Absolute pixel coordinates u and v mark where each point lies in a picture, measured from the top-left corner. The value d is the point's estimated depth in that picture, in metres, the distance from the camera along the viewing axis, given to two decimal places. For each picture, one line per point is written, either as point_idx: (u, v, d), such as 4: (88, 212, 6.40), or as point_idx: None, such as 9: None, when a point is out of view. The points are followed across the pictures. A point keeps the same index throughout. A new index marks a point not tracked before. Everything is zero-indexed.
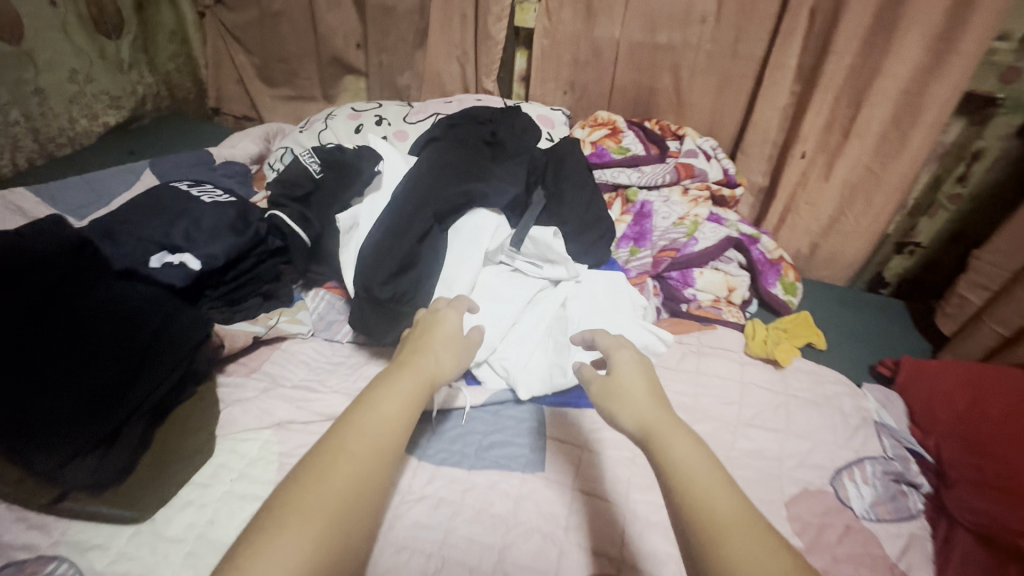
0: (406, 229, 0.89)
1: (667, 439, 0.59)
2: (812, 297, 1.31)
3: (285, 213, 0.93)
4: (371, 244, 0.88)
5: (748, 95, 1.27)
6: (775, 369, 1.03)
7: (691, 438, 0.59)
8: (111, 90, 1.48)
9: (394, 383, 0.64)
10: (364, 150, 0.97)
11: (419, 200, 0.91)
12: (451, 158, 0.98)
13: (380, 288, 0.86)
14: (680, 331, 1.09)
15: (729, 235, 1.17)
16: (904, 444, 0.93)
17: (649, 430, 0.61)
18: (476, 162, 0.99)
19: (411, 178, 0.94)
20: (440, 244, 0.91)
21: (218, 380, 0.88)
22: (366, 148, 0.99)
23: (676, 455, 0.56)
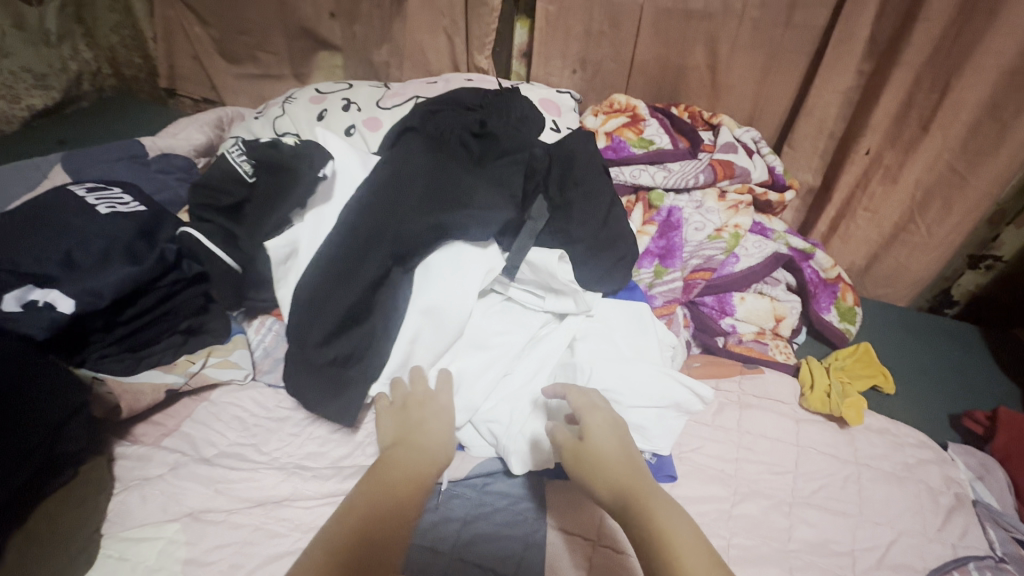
0: (352, 273, 0.69)
1: (649, 510, 0.48)
2: (870, 322, 1.09)
3: (202, 229, 0.73)
4: (306, 290, 0.70)
5: (802, 75, 1.02)
6: (840, 429, 0.80)
7: (678, 509, 0.49)
8: (35, 67, 1.25)
9: (391, 459, 0.55)
10: (307, 150, 0.72)
11: (367, 233, 0.70)
12: (420, 171, 0.74)
13: (316, 351, 0.69)
14: (717, 374, 0.87)
15: (777, 251, 0.94)
16: (1014, 535, 0.71)
17: (627, 503, 0.50)
18: (455, 176, 0.75)
19: (365, 193, 0.73)
20: (404, 291, 0.71)
21: (116, 450, 0.67)
22: (312, 144, 0.74)
23: (661, 530, 0.47)
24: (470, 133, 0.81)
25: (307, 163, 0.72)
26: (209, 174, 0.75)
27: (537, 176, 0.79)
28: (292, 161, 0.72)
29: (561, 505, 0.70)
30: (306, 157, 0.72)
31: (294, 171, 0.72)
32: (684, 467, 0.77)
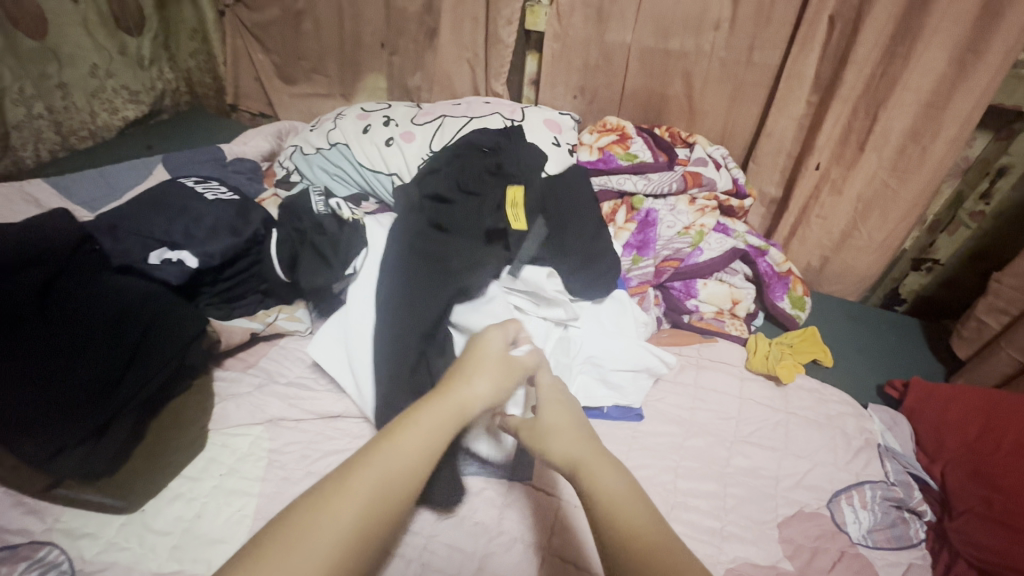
0: (415, 307, 0.83)
1: (591, 473, 0.58)
2: (822, 310, 1.28)
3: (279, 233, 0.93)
4: (382, 346, 0.82)
5: (762, 104, 1.24)
6: (776, 386, 1.00)
7: (620, 469, 0.58)
8: (131, 85, 1.52)
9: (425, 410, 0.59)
10: (345, 241, 0.90)
11: (426, 290, 0.84)
12: (434, 229, 0.93)
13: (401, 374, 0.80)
14: (680, 343, 1.07)
15: (735, 247, 1.14)
16: (908, 469, 0.90)
17: (577, 463, 0.60)
18: (476, 219, 0.95)
19: (392, 251, 0.89)
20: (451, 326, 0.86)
21: (215, 374, 0.90)
22: (354, 235, 0.92)
23: (599, 483, 0.56)
24: (455, 188, 1.00)
25: (341, 256, 0.89)
26: (293, 201, 0.97)
27: (539, 200, 0.99)
28: (340, 237, 0.91)
29: None
30: (349, 238, 0.91)
31: (331, 256, 0.89)
32: (648, 410, 0.96)
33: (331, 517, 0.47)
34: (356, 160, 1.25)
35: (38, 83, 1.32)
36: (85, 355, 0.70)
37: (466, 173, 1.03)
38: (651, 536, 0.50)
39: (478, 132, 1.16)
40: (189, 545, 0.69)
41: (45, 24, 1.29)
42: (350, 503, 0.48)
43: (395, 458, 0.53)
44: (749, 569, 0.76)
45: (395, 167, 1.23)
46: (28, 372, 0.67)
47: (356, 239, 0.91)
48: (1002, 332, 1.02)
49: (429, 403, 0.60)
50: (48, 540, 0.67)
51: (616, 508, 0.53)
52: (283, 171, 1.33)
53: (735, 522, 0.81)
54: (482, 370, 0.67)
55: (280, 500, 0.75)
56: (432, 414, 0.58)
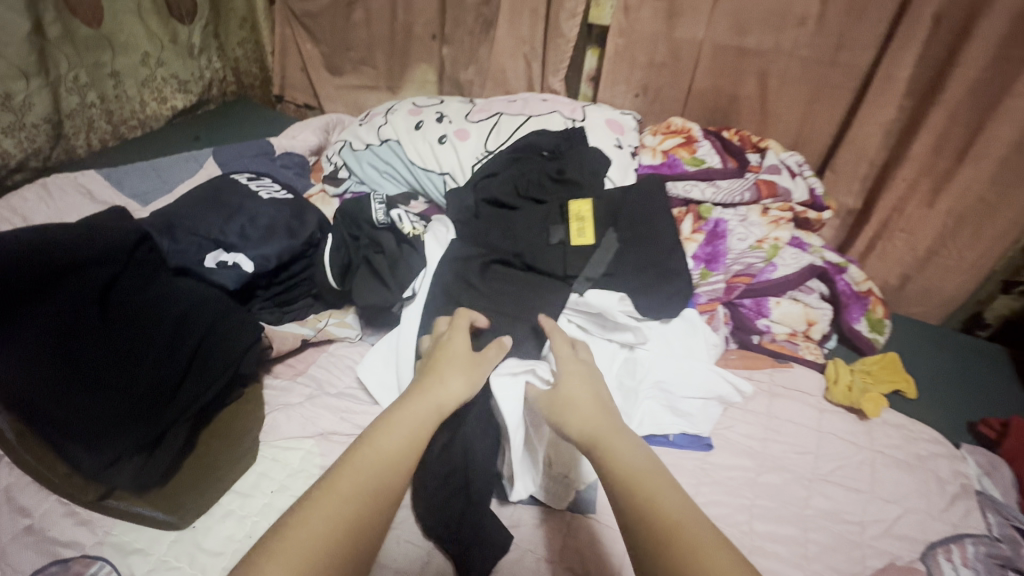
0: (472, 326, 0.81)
1: (607, 448, 0.56)
2: (902, 334, 1.18)
3: (333, 236, 0.89)
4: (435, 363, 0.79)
5: (846, 108, 1.14)
6: (859, 420, 0.91)
7: (635, 444, 0.56)
8: (180, 74, 1.50)
9: (406, 407, 0.60)
10: (404, 261, 0.85)
11: (497, 311, 0.83)
12: (500, 241, 0.91)
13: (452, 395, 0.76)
14: (750, 367, 1.00)
15: (812, 263, 1.05)
16: (1013, 523, 0.80)
17: (593, 438, 0.58)
18: (537, 234, 0.91)
19: (456, 256, 0.87)
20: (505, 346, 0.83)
21: (265, 382, 0.86)
22: (414, 255, 0.86)
23: (615, 459, 0.54)
24: (514, 192, 0.99)
25: (400, 275, 0.84)
26: (351, 207, 0.91)
27: (608, 213, 0.92)
28: (399, 255, 0.86)
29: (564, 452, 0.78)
30: (409, 256, 0.86)
31: (389, 275, 0.84)
32: (717, 439, 0.90)
33: (311, 527, 0.47)
34: (407, 158, 1.20)
35: (92, 72, 1.30)
36: (143, 361, 0.68)
37: (528, 180, 0.99)
38: (668, 512, 0.49)
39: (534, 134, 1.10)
40: None
41: (101, 12, 1.27)
42: (331, 510, 0.49)
43: (375, 467, 0.53)
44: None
45: (448, 166, 1.18)
46: (82, 377, 0.65)
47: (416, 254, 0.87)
48: None
49: (410, 399, 0.61)
50: (99, 554, 0.65)
51: (632, 479, 0.52)
52: (330, 167, 1.29)
53: (819, 572, 0.74)
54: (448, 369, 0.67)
55: None
56: (409, 412, 0.59)
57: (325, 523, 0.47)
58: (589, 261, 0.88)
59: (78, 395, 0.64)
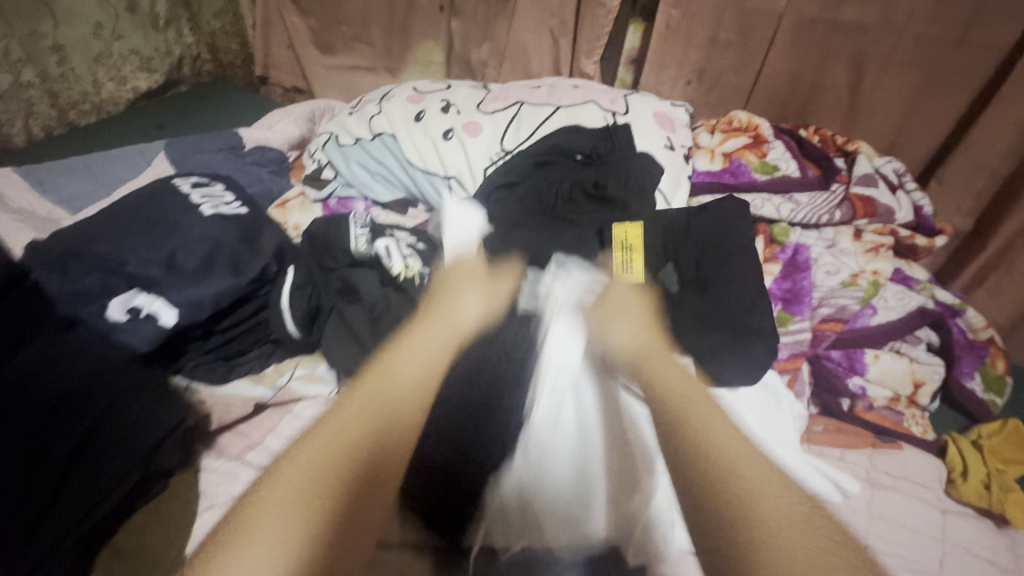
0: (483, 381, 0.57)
1: (690, 416, 0.45)
2: (1019, 393, 0.93)
3: (297, 273, 0.68)
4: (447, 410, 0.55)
5: (967, 101, 0.88)
6: (1000, 529, 0.68)
7: (728, 423, 0.44)
8: (142, 50, 1.27)
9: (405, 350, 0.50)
10: (388, 315, 0.65)
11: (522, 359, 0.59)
12: (519, 254, 0.68)
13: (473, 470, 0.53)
14: (846, 445, 0.75)
15: (922, 307, 0.81)
16: None
17: (676, 394, 0.47)
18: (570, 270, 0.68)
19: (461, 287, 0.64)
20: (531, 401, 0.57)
21: (201, 463, 0.63)
22: (400, 305, 0.66)
23: (706, 433, 0.43)
24: (539, 211, 0.77)
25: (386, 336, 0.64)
26: (322, 228, 0.71)
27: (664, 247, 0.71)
28: (383, 308, 0.65)
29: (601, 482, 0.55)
30: (396, 309, 0.65)
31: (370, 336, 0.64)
32: None
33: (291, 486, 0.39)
34: (405, 158, 0.97)
35: (28, 44, 1.08)
36: None
37: (554, 197, 0.78)
38: (766, 505, 0.38)
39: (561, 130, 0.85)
40: None
41: None
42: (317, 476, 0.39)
43: (368, 408, 0.44)
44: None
45: (454, 168, 0.95)
46: None
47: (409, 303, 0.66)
48: None
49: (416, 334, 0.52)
50: None
51: (724, 463, 0.41)
52: (312, 165, 1.07)
53: None
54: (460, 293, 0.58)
55: None
56: (421, 342, 0.51)
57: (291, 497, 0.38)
58: None
59: None
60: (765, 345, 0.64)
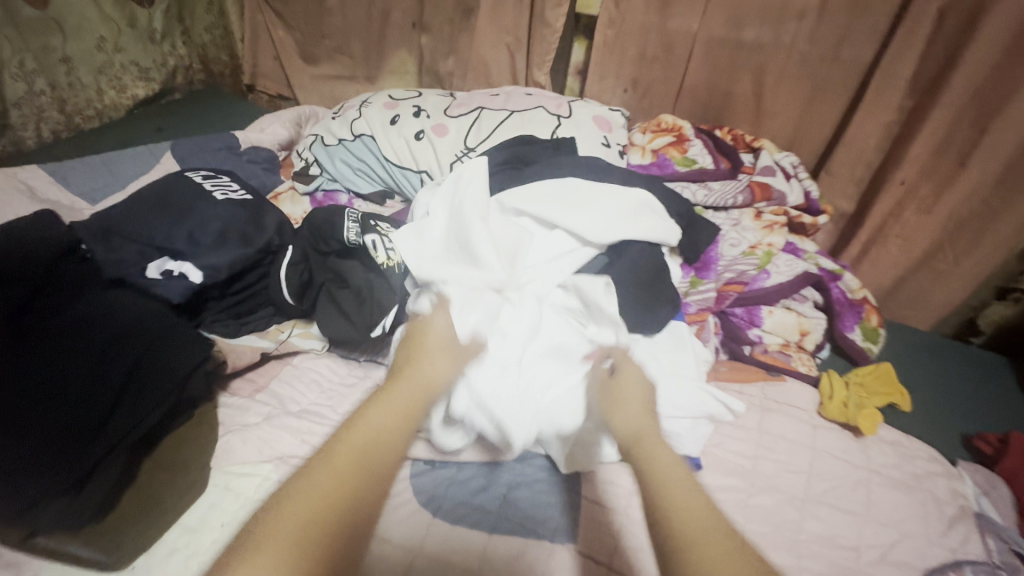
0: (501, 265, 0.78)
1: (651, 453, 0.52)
2: (892, 344, 1.15)
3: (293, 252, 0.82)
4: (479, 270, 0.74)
5: (845, 107, 1.09)
6: (854, 438, 0.87)
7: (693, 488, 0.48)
8: (140, 61, 1.40)
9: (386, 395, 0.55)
10: (372, 298, 0.80)
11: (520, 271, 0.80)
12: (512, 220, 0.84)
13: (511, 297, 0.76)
14: (742, 379, 0.94)
15: (807, 271, 1.00)
16: (1012, 547, 0.77)
17: (639, 435, 0.56)
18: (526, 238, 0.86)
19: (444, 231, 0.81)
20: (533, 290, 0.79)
21: (220, 400, 0.79)
22: (383, 287, 0.80)
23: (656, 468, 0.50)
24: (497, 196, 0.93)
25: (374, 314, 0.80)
26: (322, 219, 0.83)
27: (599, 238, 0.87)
28: (368, 291, 0.80)
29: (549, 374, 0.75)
30: (377, 296, 0.80)
31: (359, 313, 0.80)
32: (707, 458, 0.84)
33: (296, 487, 0.45)
34: (382, 155, 1.13)
35: (40, 57, 1.21)
36: (66, 388, 0.60)
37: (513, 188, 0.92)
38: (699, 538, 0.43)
39: (517, 142, 1.03)
40: None
41: None
42: (353, 457, 0.48)
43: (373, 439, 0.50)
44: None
45: (425, 163, 1.11)
46: None
47: (396, 287, 0.81)
48: None
49: (387, 394, 0.56)
50: None
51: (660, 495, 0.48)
52: (300, 163, 1.22)
53: None
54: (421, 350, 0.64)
55: None
56: (382, 407, 0.53)
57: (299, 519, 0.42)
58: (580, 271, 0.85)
59: None
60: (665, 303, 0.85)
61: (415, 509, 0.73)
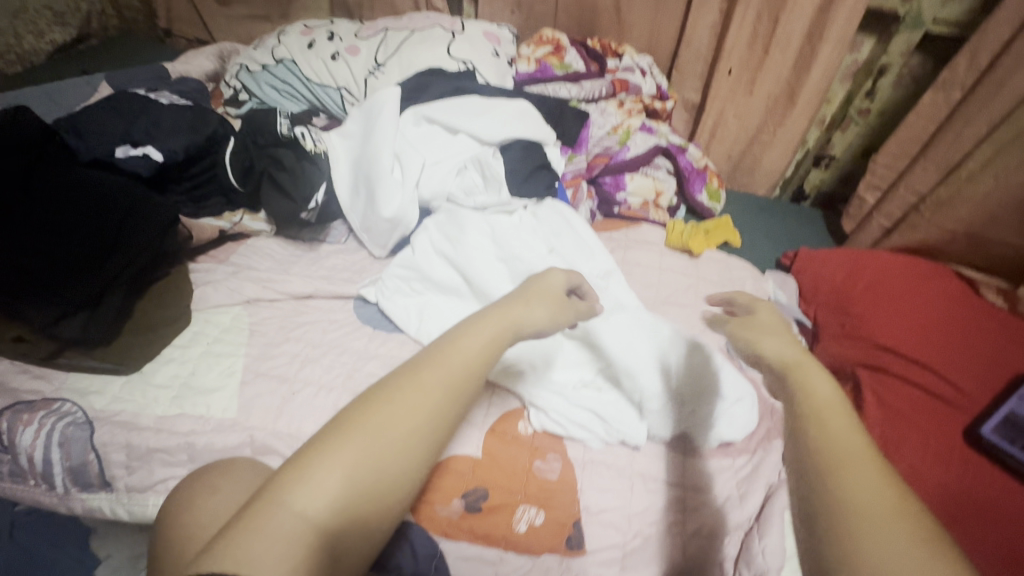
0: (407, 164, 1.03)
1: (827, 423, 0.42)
2: (734, 204, 1.46)
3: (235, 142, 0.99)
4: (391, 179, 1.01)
5: (682, 13, 1.34)
6: (689, 258, 1.17)
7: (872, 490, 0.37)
8: (53, 6, 1.47)
9: (476, 327, 0.56)
10: (305, 178, 0.99)
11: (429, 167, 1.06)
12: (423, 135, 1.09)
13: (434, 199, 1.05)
14: (611, 229, 1.22)
15: (657, 143, 1.28)
16: (790, 314, 1.09)
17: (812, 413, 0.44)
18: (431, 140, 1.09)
19: (365, 142, 1.07)
20: (445, 184, 1.05)
21: (190, 266, 0.98)
22: (313, 168, 1.00)
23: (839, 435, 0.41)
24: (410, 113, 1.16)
25: (308, 187, 0.99)
26: (257, 117, 1.01)
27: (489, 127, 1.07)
28: (300, 170, 0.99)
29: (459, 226, 0.98)
30: (310, 173, 0.99)
31: (294, 188, 0.98)
32: None
33: (363, 420, 0.47)
34: (303, 75, 1.30)
35: None
36: (69, 235, 0.79)
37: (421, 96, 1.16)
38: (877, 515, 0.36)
39: (428, 72, 1.20)
40: (187, 395, 0.80)
41: None
42: (424, 397, 0.50)
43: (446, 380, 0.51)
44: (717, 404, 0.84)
45: (343, 81, 1.29)
46: (21, 246, 0.76)
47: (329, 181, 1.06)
48: (876, 204, 1.20)
49: (467, 338, 0.54)
50: (59, 396, 0.77)
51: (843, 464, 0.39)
52: (229, 91, 1.35)
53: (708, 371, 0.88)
54: (537, 296, 0.64)
55: (265, 358, 0.87)
56: (462, 351, 0.53)
57: (355, 455, 0.46)
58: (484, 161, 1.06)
59: (14, 259, 0.75)
60: (547, 172, 1.10)
61: (359, 326, 0.95)
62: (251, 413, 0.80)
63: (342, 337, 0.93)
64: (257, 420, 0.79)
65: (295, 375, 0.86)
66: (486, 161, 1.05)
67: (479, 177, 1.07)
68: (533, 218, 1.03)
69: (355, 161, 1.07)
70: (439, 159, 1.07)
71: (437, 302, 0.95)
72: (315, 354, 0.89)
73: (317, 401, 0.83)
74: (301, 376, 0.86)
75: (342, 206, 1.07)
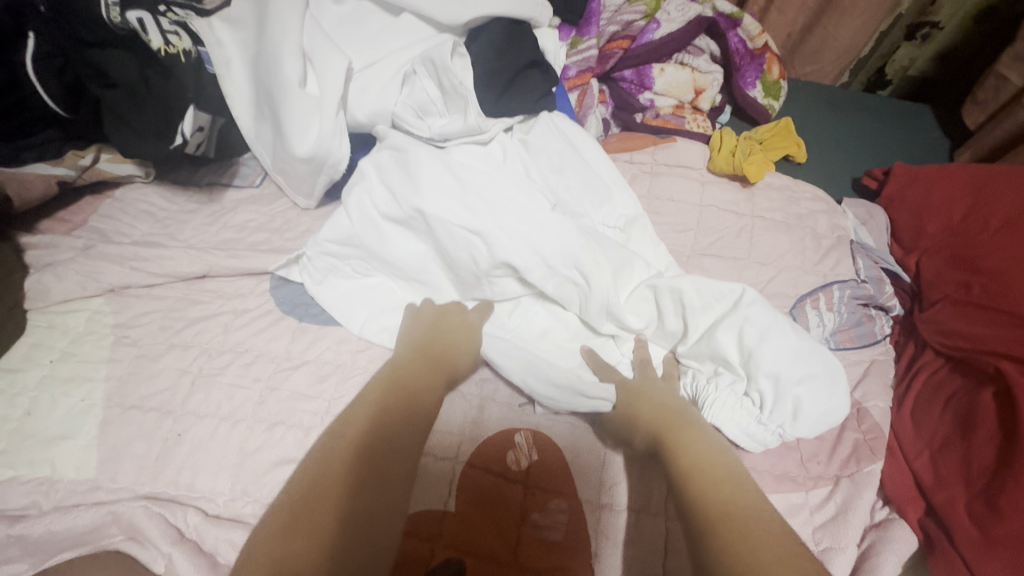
0: (323, 70, 0.66)
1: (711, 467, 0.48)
2: (794, 98, 1.08)
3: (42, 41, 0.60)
4: (300, 98, 0.65)
5: None
6: (741, 188, 0.84)
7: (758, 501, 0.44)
8: None
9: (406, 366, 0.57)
10: (160, 103, 0.65)
11: (364, 68, 0.70)
12: (353, 20, 0.71)
13: (376, 124, 0.70)
14: (632, 148, 0.87)
15: (700, 14, 0.89)
16: (879, 264, 0.79)
17: (699, 459, 0.49)
18: (364, 28, 0.71)
19: (258, 26, 0.67)
20: (388, 101, 0.69)
21: (23, 242, 0.68)
22: (175, 85, 0.65)
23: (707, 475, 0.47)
24: None
25: (170, 118, 0.66)
26: None
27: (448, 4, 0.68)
28: (146, 91, 0.63)
29: (407, 174, 0.64)
30: (167, 96, 0.65)
31: (145, 121, 0.64)
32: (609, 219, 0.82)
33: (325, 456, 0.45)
34: None
35: None
36: None
37: None
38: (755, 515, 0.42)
39: None
40: (20, 448, 0.56)
41: None
42: (370, 427, 0.49)
43: (386, 413, 0.51)
44: (768, 384, 0.59)
45: None
46: None
47: (216, 97, 0.71)
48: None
49: (405, 373, 0.56)
50: None
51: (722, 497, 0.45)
52: None
53: (779, 331, 0.59)
54: (440, 340, 0.62)
55: (135, 384, 0.60)
56: (398, 386, 0.55)
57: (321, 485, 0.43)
58: (441, 58, 0.65)
59: None
60: (541, 73, 0.74)
61: (276, 317, 0.67)
62: (118, 471, 0.56)
63: (252, 336, 0.65)
64: (127, 482, 0.55)
65: (182, 405, 0.59)
66: (442, 65, 0.65)
67: (435, 87, 0.69)
68: (521, 149, 0.71)
69: (248, 63, 0.69)
70: (374, 60, 0.70)
71: (392, 293, 0.68)
72: (205, 369, 0.62)
73: (214, 443, 0.58)
74: (191, 407, 0.59)
75: (244, 133, 0.73)
